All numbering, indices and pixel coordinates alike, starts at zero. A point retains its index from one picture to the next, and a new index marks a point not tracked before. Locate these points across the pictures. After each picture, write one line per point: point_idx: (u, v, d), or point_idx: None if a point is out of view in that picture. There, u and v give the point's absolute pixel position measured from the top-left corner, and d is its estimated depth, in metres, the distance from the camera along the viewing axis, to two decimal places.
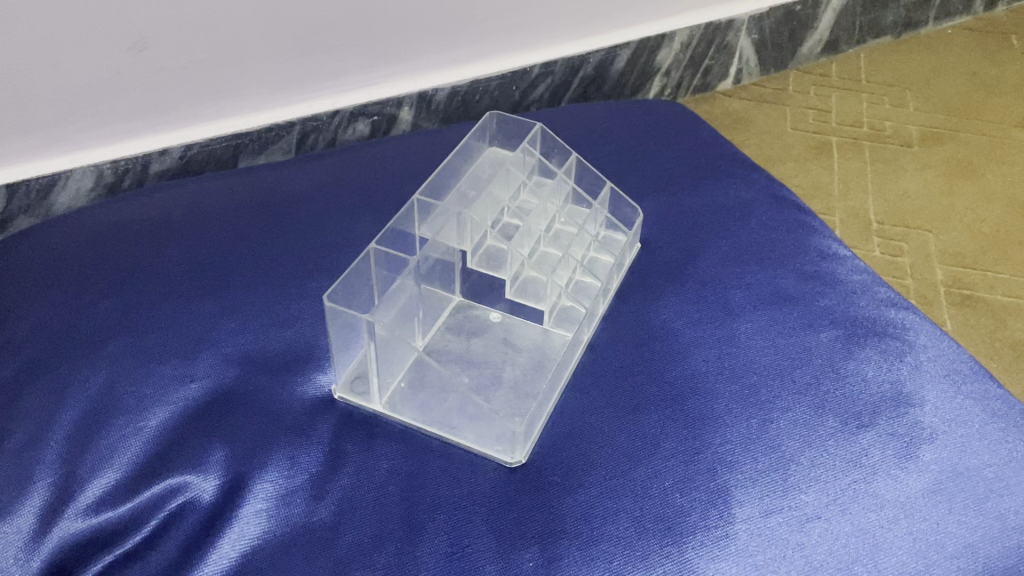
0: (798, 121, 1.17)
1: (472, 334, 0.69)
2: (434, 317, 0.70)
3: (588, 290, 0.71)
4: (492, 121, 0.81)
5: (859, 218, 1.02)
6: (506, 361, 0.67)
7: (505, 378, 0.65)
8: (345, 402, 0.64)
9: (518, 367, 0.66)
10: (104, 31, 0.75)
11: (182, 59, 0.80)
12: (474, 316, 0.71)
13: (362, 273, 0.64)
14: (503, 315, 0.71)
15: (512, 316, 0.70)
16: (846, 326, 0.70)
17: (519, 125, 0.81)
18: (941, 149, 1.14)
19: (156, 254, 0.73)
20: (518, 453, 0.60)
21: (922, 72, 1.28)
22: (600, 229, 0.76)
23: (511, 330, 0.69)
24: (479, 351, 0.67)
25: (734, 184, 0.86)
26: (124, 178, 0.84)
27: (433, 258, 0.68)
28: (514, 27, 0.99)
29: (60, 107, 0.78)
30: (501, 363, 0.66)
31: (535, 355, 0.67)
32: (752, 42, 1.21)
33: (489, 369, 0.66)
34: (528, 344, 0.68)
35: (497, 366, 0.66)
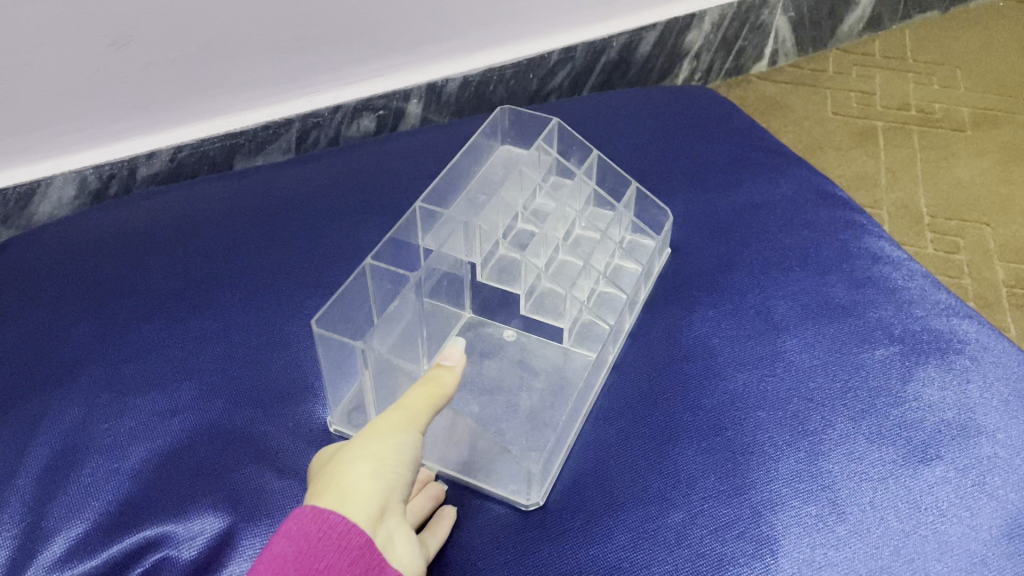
0: (840, 106, 1.08)
1: (484, 355, 0.62)
2: (441, 337, 0.63)
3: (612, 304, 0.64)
4: (504, 117, 0.75)
5: (910, 212, 0.94)
6: (522, 386, 0.60)
7: (521, 406, 0.58)
8: (342, 435, 0.57)
9: (535, 393, 0.59)
10: (81, 25, 0.68)
11: (169, 53, 0.74)
12: (488, 334, 0.64)
13: (358, 292, 0.57)
14: (518, 333, 0.64)
15: (529, 334, 0.64)
16: (903, 342, 0.63)
17: (534, 121, 0.74)
18: (997, 133, 1.05)
19: (141, 272, 0.68)
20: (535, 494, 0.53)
21: (972, 49, 1.19)
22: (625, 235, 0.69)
23: (528, 350, 0.62)
24: (494, 374, 0.61)
25: (772, 179, 0.78)
26: (110, 184, 0.78)
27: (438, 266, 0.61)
28: (531, 11, 0.92)
29: (38, 109, 0.71)
30: (516, 389, 0.59)
31: (554, 379, 0.60)
32: (789, 21, 1.12)
33: (503, 394, 0.59)
34: (547, 366, 0.61)
35: (512, 392, 0.59)
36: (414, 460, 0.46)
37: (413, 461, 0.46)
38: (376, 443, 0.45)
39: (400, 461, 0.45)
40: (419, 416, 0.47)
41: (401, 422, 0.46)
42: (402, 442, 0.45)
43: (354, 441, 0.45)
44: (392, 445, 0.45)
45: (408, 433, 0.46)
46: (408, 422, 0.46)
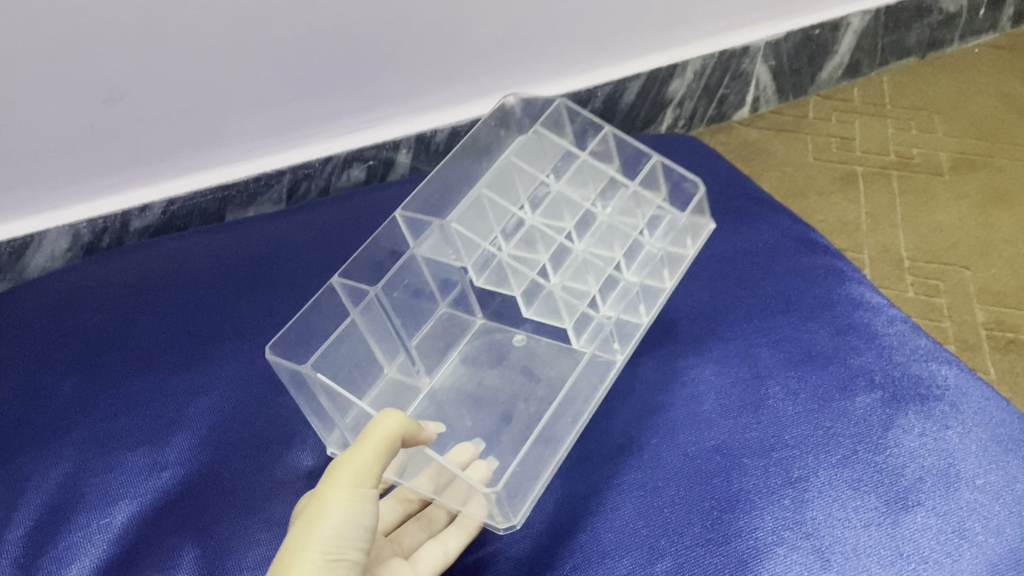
0: (821, 151, 1.11)
1: (490, 364, 0.67)
2: (452, 345, 0.69)
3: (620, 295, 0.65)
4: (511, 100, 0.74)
5: (890, 255, 0.96)
6: (521, 397, 0.64)
7: (516, 416, 0.62)
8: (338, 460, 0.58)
9: (532, 403, 0.63)
10: (75, 82, 0.70)
11: (159, 110, 0.75)
12: (497, 340, 0.70)
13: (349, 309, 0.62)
14: (528, 337, 0.69)
15: (537, 338, 0.68)
16: (884, 388, 0.64)
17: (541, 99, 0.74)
18: (974, 177, 1.07)
19: (132, 324, 0.69)
20: (515, 516, 0.53)
21: (949, 94, 1.22)
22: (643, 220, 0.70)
23: (532, 358, 0.67)
24: (494, 386, 0.65)
25: (755, 226, 0.80)
26: (103, 237, 0.80)
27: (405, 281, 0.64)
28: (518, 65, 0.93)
29: (33, 162, 0.73)
30: (514, 400, 0.64)
31: (552, 388, 0.64)
32: (769, 69, 1.14)
33: (501, 405, 0.63)
34: (549, 375, 0.65)
35: (510, 403, 0.63)
36: (367, 520, 0.48)
37: (365, 524, 0.47)
38: (322, 526, 0.46)
39: (350, 533, 0.46)
40: (366, 476, 0.47)
41: (347, 493, 0.47)
42: (349, 516, 0.46)
43: (302, 518, 0.47)
44: (339, 523, 0.46)
45: (354, 504, 0.47)
46: (353, 495, 0.47)
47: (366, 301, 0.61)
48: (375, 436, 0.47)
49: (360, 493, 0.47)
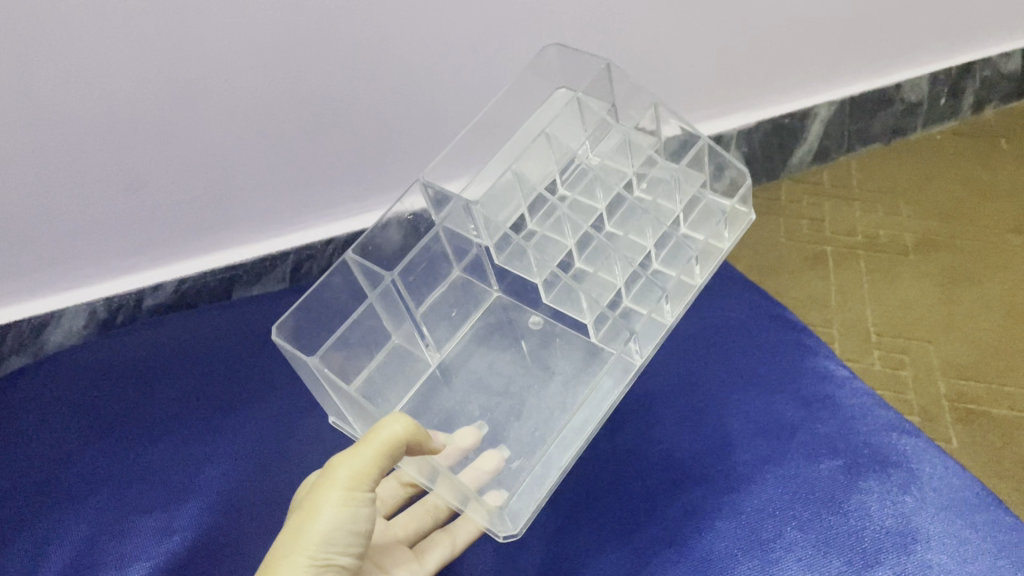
0: (793, 232, 1.17)
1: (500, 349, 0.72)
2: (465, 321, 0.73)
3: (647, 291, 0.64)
4: (552, 51, 0.67)
5: (858, 331, 1.02)
6: (529, 388, 0.68)
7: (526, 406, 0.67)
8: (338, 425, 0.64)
9: (542, 393, 0.68)
10: (98, 174, 0.76)
11: (171, 199, 0.81)
12: (512, 319, 0.74)
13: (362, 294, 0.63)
14: (545, 321, 0.73)
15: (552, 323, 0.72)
16: (847, 456, 0.69)
17: (584, 57, 0.68)
18: (938, 257, 1.13)
19: (147, 394, 0.74)
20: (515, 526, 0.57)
21: (913, 179, 1.30)
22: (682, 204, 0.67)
23: (544, 343, 0.71)
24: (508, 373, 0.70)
25: (727, 304, 0.85)
26: (118, 314, 0.86)
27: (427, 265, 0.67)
28: None
29: (57, 246, 0.79)
30: (524, 391, 0.68)
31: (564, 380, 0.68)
32: (742, 155, 1.21)
33: (510, 396, 0.68)
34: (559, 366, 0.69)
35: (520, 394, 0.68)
36: (361, 521, 0.52)
37: (357, 526, 0.51)
38: (316, 524, 0.50)
39: (341, 534, 0.51)
40: (365, 479, 0.50)
41: (343, 496, 0.51)
42: (342, 517, 0.50)
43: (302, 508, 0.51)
44: (332, 523, 0.50)
45: (348, 508, 0.51)
46: (348, 498, 0.51)
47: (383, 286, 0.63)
48: (378, 444, 0.49)
49: (355, 497, 0.51)
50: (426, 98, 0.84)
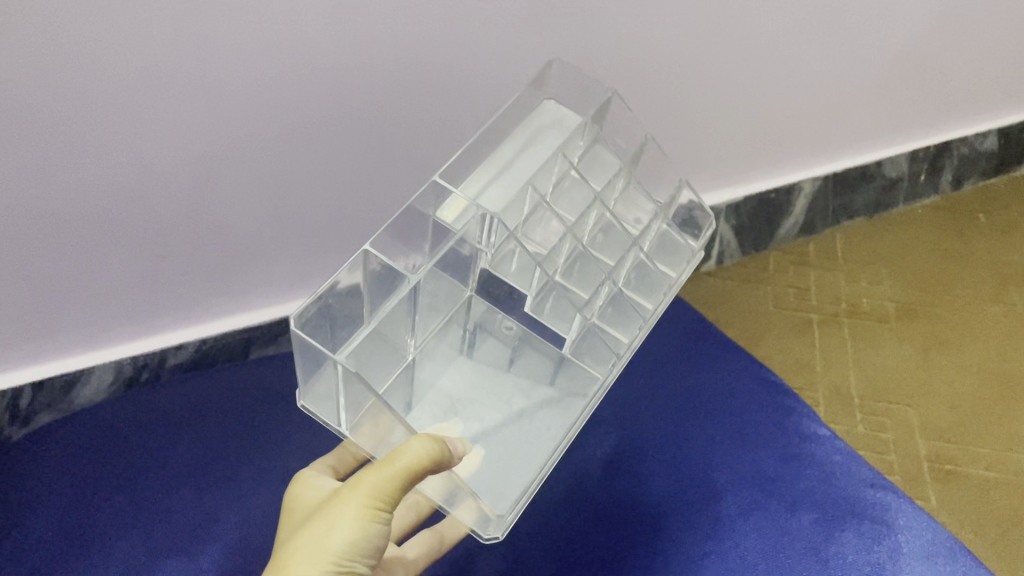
0: (779, 300, 1.23)
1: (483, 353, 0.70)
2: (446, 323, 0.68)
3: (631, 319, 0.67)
4: (553, 70, 0.67)
5: (842, 394, 1.08)
6: (512, 393, 0.68)
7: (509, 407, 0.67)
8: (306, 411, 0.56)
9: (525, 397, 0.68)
10: (132, 243, 0.82)
11: (198, 263, 0.88)
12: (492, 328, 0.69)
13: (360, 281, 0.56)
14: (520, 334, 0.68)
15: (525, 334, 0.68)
16: (825, 508, 0.74)
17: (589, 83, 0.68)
18: (918, 324, 1.19)
19: (170, 447, 0.81)
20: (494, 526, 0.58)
21: (894, 250, 1.36)
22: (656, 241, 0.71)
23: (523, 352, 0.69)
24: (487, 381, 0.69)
25: (716, 365, 0.90)
26: (142, 371, 0.92)
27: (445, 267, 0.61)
28: None
29: (90, 310, 0.86)
30: (507, 396, 0.68)
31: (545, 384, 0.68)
32: (731, 227, 1.28)
33: (494, 399, 0.67)
34: (541, 371, 0.69)
35: (505, 397, 0.68)
36: (381, 528, 0.55)
37: (377, 532, 0.54)
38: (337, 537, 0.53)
39: (362, 544, 0.54)
40: (385, 493, 0.53)
41: (363, 509, 0.53)
42: (358, 530, 0.53)
43: (324, 515, 0.54)
44: (352, 536, 0.53)
45: (365, 523, 0.53)
46: (364, 514, 0.53)
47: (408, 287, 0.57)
48: (399, 469, 0.51)
49: (375, 511, 0.53)
50: (431, 165, 0.91)
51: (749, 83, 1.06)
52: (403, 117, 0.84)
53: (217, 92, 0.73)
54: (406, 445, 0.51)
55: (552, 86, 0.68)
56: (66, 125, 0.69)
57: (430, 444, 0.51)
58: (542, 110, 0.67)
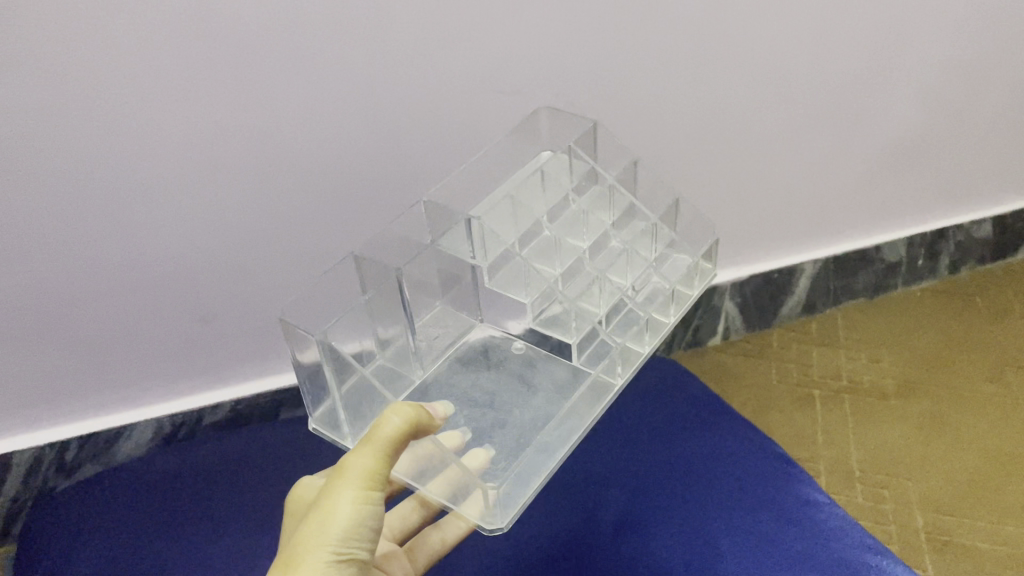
0: (783, 375, 1.29)
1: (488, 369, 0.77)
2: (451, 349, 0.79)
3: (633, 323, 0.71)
4: (542, 118, 0.77)
5: (843, 467, 1.13)
6: (515, 405, 0.73)
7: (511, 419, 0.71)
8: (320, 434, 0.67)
9: (528, 410, 0.72)
10: (183, 307, 0.91)
11: (235, 326, 0.95)
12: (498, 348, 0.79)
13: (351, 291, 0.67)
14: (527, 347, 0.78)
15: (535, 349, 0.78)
16: (823, 570, 0.78)
17: (572, 120, 0.76)
18: (917, 401, 1.24)
19: (207, 496, 0.86)
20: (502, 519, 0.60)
21: (895, 330, 1.42)
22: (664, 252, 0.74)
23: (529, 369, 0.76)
24: (492, 391, 0.75)
25: (721, 437, 0.95)
26: (180, 430, 0.98)
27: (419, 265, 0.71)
28: None
29: (139, 369, 0.94)
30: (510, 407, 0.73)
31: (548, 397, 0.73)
32: (736, 305, 1.34)
33: (496, 411, 0.73)
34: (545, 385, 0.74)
35: (507, 409, 0.73)
36: (376, 512, 0.57)
37: (375, 510, 0.57)
38: (334, 524, 0.55)
39: (359, 529, 0.56)
40: (374, 470, 0.55)
41: (355, 493, 0.55)
42: (357, 513, 0.56)
43: (322, 505, 0.56)
44: (347, 519, 0.55)
45: (362, 504, 0.56)
46: (360, 497, 0.55)
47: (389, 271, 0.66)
48: (381, 441, 0.55)
49: (369, 492, 0.56)
50: None
51: (746, 172, 1.14)
52: (428, 186, 0.93)
53: (257, 151, 0.84)
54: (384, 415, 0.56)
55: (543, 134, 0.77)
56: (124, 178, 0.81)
57: (408, 413, 0.56)
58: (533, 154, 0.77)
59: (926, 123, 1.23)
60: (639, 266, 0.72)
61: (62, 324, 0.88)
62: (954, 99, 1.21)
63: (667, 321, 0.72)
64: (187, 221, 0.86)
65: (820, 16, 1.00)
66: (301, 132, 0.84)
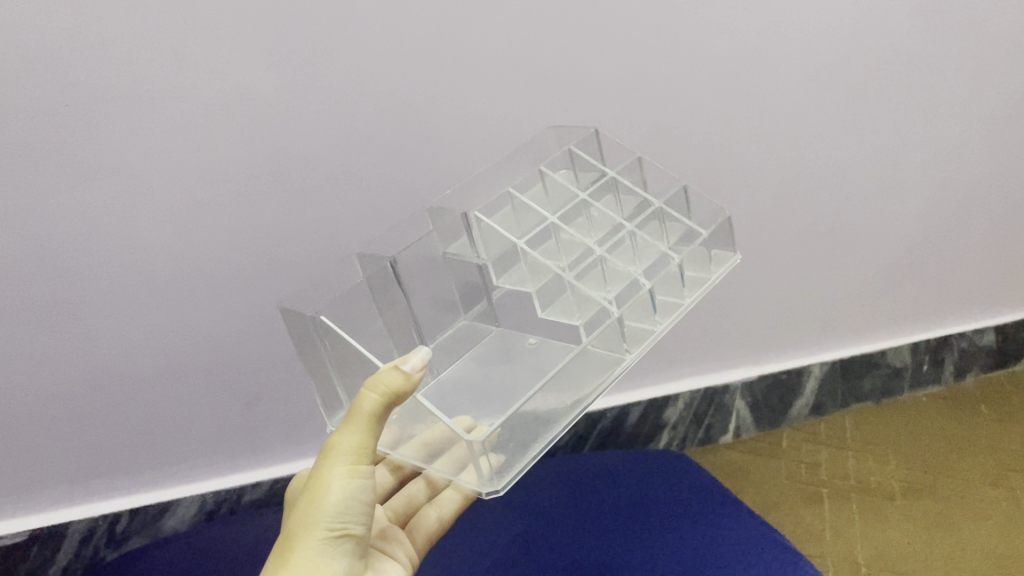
0: (792, 473, 1.35)
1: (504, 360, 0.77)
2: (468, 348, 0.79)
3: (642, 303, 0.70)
4: (550, 138, 0.85)
5: (849, 564, 1.18)
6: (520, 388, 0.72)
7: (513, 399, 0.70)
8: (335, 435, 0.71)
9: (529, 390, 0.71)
10: (233, 391, 1.03)
11: (275, 396, 1.06)
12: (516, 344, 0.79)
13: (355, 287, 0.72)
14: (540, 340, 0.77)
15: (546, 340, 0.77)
16: None
17: (575, 134, 0.84)
18: (922, 501, 1.29)
19: (246, 555, 0.93)
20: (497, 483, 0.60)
21: (902, 433, 1.47)
22: (675, 241, 0.76)
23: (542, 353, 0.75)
24: (503, 379, 0.74)
25: (727, 528, 1.01)
26: (220, 506, 1.13)
27: (425, 265, 0.74)
28: None
29: (190, 446, 1.08)
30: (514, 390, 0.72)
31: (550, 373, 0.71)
32: (746, 403, 1.41)
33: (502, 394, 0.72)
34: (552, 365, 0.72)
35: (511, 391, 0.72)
36: (365, 485, 0.61)
37: (364, 482, 0.60)
38: (323, 505, 0.59)
39: (350, 504, 0.60)
40: (357, 443, 0.59)
41: (340, 471, 0.59)
42: (347, 488, 0.60)
43: (314, 482, 0.60)
44: (335, 498, 0.59)
45: (350, 478, 0.60)
46: (348, 472, 0.59)
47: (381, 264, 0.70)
48: (359, 421, 0.57)
49: (353, 469, 0.59)
50: None
51: (750, 281, 1.24)
52: None
53: (302, 248, 0.94)
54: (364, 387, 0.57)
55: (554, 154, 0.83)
56: (186, 269, 0.93)
57: (385, 379, 0.56)
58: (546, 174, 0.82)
59: (927, 238, 1.31)
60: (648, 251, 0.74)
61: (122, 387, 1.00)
62: (957, 215, 1.29)
63: (682, 302, 0.73)
64: (239, 307, 0.97)
65: (819, 142, 1.08)
66: (343, 232, 0.95)
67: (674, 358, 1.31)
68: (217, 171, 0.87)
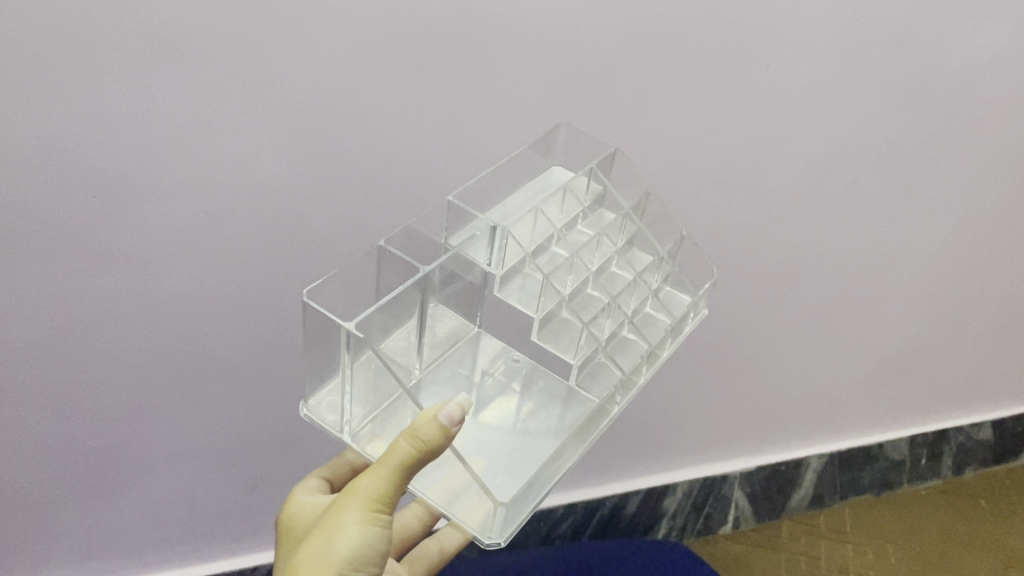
0: (792, 567, 1.36)
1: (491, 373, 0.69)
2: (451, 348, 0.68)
3: (633, 352, 0.64)
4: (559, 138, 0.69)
5: None
6: (514, 417, 0.65)
7: (510, 429, 0.64)
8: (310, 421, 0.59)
9: (523, 422, 0.65)
10: (234, 475, 1.05)
11: (278, 471, 1.08)
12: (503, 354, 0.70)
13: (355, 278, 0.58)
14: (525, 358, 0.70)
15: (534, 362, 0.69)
16: None
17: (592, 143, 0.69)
18: None
19: None
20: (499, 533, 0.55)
21: (902, 527, 1.47)
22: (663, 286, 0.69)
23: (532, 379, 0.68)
24: (497, 403, 0.66)
25: None
26: None
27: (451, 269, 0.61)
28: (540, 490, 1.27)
29: (188, 525, 1.09)
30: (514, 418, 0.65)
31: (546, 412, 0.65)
32: (745, 493, 1.41)
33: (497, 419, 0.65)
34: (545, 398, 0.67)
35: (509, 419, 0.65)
36: (383, 534, 0.52)
37: (382, 534, 0.52)
38: (335, 551, 0.50)
39: (365, 554, 0.51)
40: (384, 489, 0.50)
41: (358, 515, 0.51)
42: (363, 537, 0.51)
43: (325, 526, 0.52)
44: (348, 546, 0.50)
45: (368, 527, 0.51)
46: (365, 518, 0.51)
47: (413, 277, 0.58)
48: (390, 466, 0.49)
49: (374, 514, 0.51)
50: None
51: (746, 372, 1.26)
52: None
53: None
54: (404, 429, 0.49)
55: (562, 151, 0.70)
56: (182, 373, 0.93)
57: (431, 423, 0.48)
58: (546, 172, 0.70)
59: (921, 334, 1.33)
60: (642, 293, 0.67)
61: (120, 479, 1.00)
62: (949, 312, 1.32)
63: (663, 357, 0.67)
64: (240, 399, 0.97)
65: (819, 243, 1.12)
66: None
67: (671, 445, 1.32)
68: (203, 288, 0.86)
